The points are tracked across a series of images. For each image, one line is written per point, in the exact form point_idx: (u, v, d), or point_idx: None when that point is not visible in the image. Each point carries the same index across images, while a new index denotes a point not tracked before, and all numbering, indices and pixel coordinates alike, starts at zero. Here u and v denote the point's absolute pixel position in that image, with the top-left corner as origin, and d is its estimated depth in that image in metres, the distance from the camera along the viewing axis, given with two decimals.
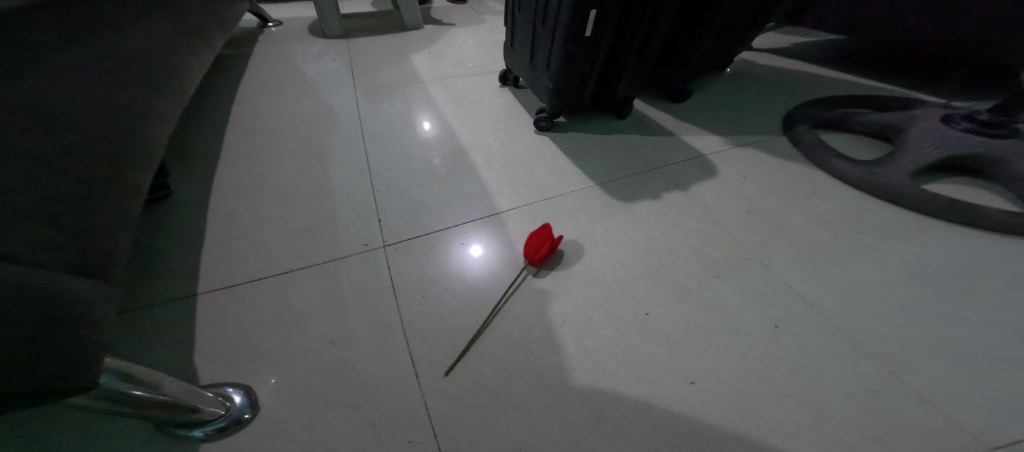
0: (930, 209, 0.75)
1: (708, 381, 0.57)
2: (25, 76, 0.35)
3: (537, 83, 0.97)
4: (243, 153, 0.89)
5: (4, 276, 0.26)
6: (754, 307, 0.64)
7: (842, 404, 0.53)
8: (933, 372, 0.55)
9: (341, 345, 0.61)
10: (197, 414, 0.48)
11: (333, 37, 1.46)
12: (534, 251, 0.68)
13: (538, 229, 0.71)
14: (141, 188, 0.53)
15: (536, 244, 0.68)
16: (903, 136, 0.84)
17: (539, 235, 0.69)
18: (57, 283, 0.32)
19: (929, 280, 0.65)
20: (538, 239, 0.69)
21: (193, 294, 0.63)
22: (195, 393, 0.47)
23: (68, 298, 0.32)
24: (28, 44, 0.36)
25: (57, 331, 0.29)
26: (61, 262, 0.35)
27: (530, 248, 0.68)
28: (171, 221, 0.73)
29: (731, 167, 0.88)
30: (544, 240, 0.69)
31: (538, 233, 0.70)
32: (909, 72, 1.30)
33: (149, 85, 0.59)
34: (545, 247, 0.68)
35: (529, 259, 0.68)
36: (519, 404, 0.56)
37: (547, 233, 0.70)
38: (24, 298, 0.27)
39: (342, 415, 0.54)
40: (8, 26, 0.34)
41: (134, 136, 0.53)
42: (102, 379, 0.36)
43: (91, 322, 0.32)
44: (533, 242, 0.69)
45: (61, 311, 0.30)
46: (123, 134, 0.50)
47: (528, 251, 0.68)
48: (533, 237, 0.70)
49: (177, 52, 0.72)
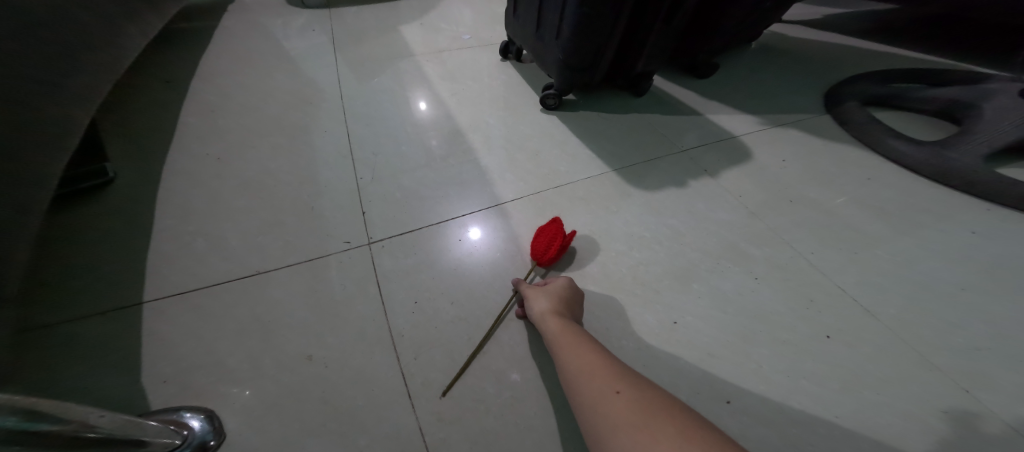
0: (1007, 198, 0.65)
1: (747, 401, 0.47)
2: None
3: (545, 55, 0.85)
4: (203, 135, 0.77)
5: None
6: (800, 312, 0.55)
7: (909, 430, 0.45)
8: (1015, 390, 0.47)
9: (319, 360, 0.52)
10: (144, 449, 0.38)
11: (313, 8, 1.32)
12: (543, 249, 0.59)
13: (547, 225, 0.62)
14: (33, 163, 0.39)
15: (546, 242, 0.59)
16: (974, 114, 0.75)
17: (549, 231, 0.60)
18: None
19: (999, 280, 0.56)
20: (548, 235, 0.59)
21: (137, 303, 0.53)
22: (135, 425, 0.37)
23: None
24: None
25: None
26: None
27: (539, 245, 0.59)
28: (113, 212, 0.62)
29: (764, 151, 0.77)
30: (555, 237, 0.59)
31: (546, 229, 0.61)
32: (953, 45, 1.18)
33: (64, 53, 0.48)
34: (556, 244, 0.58)
35: (538, 259, 0.59)
36: (530, 431, 0.47)
37: (558, 229, 0.59)
38: None
39: (319, 444, 0.45)
40: None
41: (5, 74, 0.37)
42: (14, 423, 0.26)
43: None
44: (541, 239, 0.60)
45: None
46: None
47: (536, 249, 0.59)
48: (541, 234, 0.61)
49: (106, 13, 0.59)
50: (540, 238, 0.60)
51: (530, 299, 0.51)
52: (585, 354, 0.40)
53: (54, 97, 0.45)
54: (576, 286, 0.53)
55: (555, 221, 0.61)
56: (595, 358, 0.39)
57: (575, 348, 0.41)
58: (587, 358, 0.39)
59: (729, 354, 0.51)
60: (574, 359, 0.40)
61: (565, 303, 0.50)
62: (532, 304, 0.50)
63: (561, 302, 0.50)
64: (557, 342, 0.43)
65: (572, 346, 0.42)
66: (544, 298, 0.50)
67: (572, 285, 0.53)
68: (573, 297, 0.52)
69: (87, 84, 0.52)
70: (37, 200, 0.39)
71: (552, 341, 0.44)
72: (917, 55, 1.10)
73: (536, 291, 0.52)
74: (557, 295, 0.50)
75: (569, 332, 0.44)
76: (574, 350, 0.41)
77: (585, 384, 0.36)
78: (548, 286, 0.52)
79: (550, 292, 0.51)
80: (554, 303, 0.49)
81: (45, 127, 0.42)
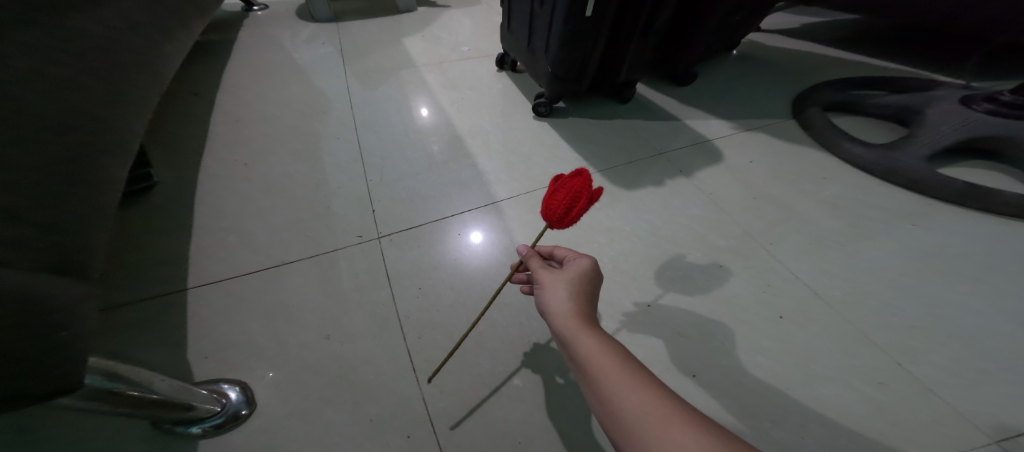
0: (945, 194, 0.72)
1: (709, 375, 0.54)
2: None
3: (536, 67, 0.93)
4: (229, 143, 0.86)
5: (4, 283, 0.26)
6: (760, 297, 0.61)
7: (847, 397, 0.51)
8: (943, 363, 0.53)
9: (337, 339, 0.60)
10: (192, 411, 0.46)
11: (322, 21, 1.40)
12: (560, 211, 0.43)
13: (568, 175, 0.46)
14: (104, 168, 0.47)
15: (566, 199, 0.43)
16: (919, 118, 0.81)
17: (571, 185, 0.44)
18: (35, 283, 0.30)
19: (940, 268, 0.63)
20: (569, 190, 0.43)
21: (181, 289, 0.61)
22: (187, 391, 0.45)
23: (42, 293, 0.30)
24: None
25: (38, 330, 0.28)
26: (33, 260, 0.33)
27: (555, 204, 0.44)
28: (156, 212, 0.70)
29: (735, 153, 0.84)
30: (581, 195, 0.43)
31: (566, 182, 0.45)
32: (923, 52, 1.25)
33: (122, 75, 0.57)
34: (579, 205, 0.43)
35: (550, 222, 0.45)
36: (519, 398, 0.55)
37: (586, 183, 0.44)
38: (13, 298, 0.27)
39: (337, 411, 0.53)
40: None
41: (72, 94, 0.44)
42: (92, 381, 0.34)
43: (72, 324, 0.31)
44: (559, 194, 0.44)
45: (45, 312, 0.29)
46: (38, 83, 0.39)
47: (551, 206, 0.44)
48: (561, 188, 0.45)
49: (149, 36, 0.68)
50: (557, 193, 0.45)
51: (546, 291, 0.41)
52: (634, 384, 0.30)
53: (116, 112, 0.53)
54: (598, 272, 0.43)
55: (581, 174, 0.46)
56: (649, 391, 0.30)
57: (621, 376, 0.31)
58: (644, 394, 0.30)
59: (694, 333, 0.58)
60: (623, 393, 0.30)
61: (589, 299, 0.40)
62: (550, 298, 0.40)
63: (585, 302, 0.39)
64: (592, 364, 0.33)
65: (613, 370, 0.32)
66: (566, 293, 0.40)
67: (596, 270, 0.43)
68: (596, 287, 0.42)
69: (135, 101, 0.59)
70: (98, 201, 0.45)
71: (587, 365, 0.34)
72: (885, 62, 1.18)
73: (554, 279, 0.41)
74: (580, 288, 0.41)
75: (608, 351, 0.34)
76: (618, 378, 0.31)
77: (646, 435, 0.27)
78: (567, 272, 0.42)
79: (571, 281, 0.41)
80: (578, 305, 0.39)
81: (103, 139, 0.49)
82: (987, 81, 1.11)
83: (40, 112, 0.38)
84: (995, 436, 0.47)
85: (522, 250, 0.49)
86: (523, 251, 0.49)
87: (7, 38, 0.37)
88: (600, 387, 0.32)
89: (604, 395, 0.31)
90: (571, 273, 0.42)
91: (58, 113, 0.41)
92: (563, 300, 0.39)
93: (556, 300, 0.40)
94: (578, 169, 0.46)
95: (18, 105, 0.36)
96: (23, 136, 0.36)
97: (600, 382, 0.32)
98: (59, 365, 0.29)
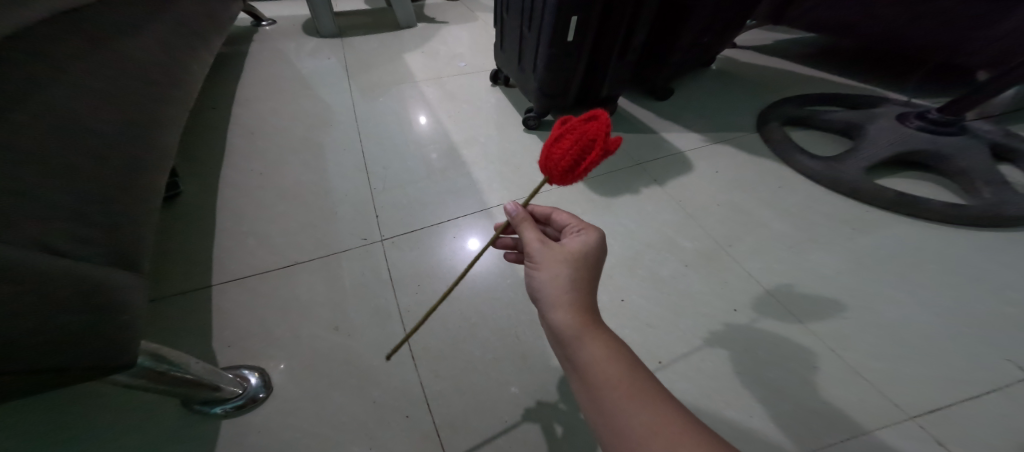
0: (882, 202, 0.81)
1: (673, 361, 0.61)
2: (51, 86, 0.42)
3: (526, 84, 1.02)
4: (245, 154, 0.94)
5: (75, 280, 0.35)
6: (718, 292, 0.70)
7: (789, 380, 0.59)
8: (871, 350, 0.61)
9: (344, 330, 0.67)
10: (219, 392, 0.54)
11: (327, 36, 1.48)
12: (570, 164, 0.41)
13: (584, 122, 0.42)
14: (150, 179, 0.56)
15: (577, 150, 0.40)
16: (862, 133, 0.90)
17: (585, 134, 0.40)
18: (100, 276, 0.39)
19: (875, 268, 0.71)
20: (582, 139, 0.40)
21: (207, 285, 0.69)
22: (215, 373, 0.53)
23: (107, 284, 0.39)
24: (51, 59, 0.43)
25: (102, 315, 0.36)
26: (101, 254, 0.42)
27: (564, 155, 0.41)
28: (181, 218, 0.79)
29: (705, 164, 0.93)
30: (597, 141, 0.40)
31: (581, 130, 0.41)
32: (881, 69, 1.36)
33: (159, 95, 0.65)
34: (589, 158, 0.40)
35: (555, 175, 0.43)
36: (505, 381, 0.63)
37: (604, 126, 0.40)
38: (83, 291, 0.35)
39: (345, 393, 0.60)
40: (30, 49, 0.41)
41: (125, 115, 0.54)
42: (140, 360, 0.42)
43: (128, 309, 0.39)
44: (573, 143, 0.41)
45: (105, 302, 0.37)
46: (102, 110, 0.49)
47: (558, 157, 0.41)
48: (571, 133, 0.42)
49: (178, 57, 0.76)
50: (567, 138, 0.42)
51: (546, 277, 0.39)
52: (640, 397, 0.31)
53: (158, 130, 0.62)
54: (599, 254, 0.42)
55: (598, 117, 0.42)
56: (656, 405, 0.31)
57: (628, 388, 0.32)
58: (651, 409, 0.30)
59: (662, 324, 0.66)
60: (628, 405, 0.31)
61: (590, 286, 0.39)
62: (550, 288, 0.39)
63: (586, 294, 0.38)
64: (598, 372, 0.33)
65: (618, 379, 0.32)
66: (568, 282, 0.39)
67: (599, 246, 0.43)
68: (597, 269, 0.41)
69: (172, 117, 0.68)
70: (146, 206, 0.53)
71: (592, 370, 0.34)
72: (846, 78, 1.28)
73: (556, 266, 0.39)
74: (581, 275, 0.40)
75: (614, 357, 0.34)
76: (623, 389, 0.32)
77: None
78: (570, 255, 0.40)
79: (573, 263, 0.40)
80: (580, 299, 0.38)
81: (148, 152, 0.57)
82: (936, 101, 1.22)
83: (104, 134, 0.48)
84: (912, 412, 0.55)
85: (513, 209, 0.46)
86: (518, 214, 0.45)
87: (77, 70, 0.47)
88: (603, 395, 0.32)
89: (608, 404, 0.32)
90: (574, 259, 0.40)
91: (116, 132, 0.51)
92: (567, 293, 0.38)
93: (560, 293, 0.38)
94: (595, 110, 0.42)
95: (88, 127, 0.46)
96: (92, 154, 0.45)
97: (603, 390, 0.32)
98: (103, 345, 0.36)
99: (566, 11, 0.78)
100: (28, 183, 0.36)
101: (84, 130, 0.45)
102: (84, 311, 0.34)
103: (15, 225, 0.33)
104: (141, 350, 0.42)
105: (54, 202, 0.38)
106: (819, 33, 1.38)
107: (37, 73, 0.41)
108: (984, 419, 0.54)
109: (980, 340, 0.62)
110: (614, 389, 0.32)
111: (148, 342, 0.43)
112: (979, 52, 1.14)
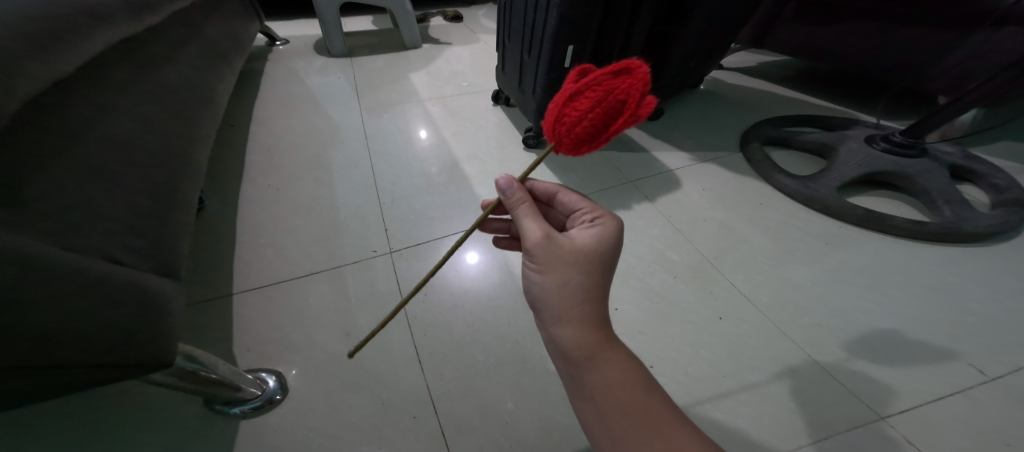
0: (854, 219, 0.87)
1: (663, 366, 0.66)
2: (112, 112, 0.49)
3: (526, 105, 1.09)
4: (262, 170, 1.00)
5: (133, 292, 0.40)
6: (704, 302, 0.75)
7: (768, 383, 0.64)
8: (842, 355, 0.67)
9: (355, 336, 0.72)
10: (240, 392, 0.58)
11: (337, 56, 1.56)
12: (592, 132, 0.40)
13: (616, 78, 0.40)
14: (186, 193, 0.62)
15: (603, 115, 0.39)
16: (834, 155, 0.98)
17: (618, 94, 0.39)
18: (149, 284, 0.44)
19: (847, 281, 0.77)
20: (613, 101, 0.39)
21: (228, 294, 0.74)
22: (239, 375, 0.58)
23: (154, 291, 0.44)
24: (111, 87, 0.50)
25: (149, 319, 0.41)
26: (150, 263, 0.47)
27: (589, 118, 0.40)
28: (203, 230, 0.84)
29: (693, 182, 0.99)
30: (626, 103, 0.39)
31: (614, 89, 0.39)
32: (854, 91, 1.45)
33: (194, 116, 0.71)
34: (615, 125, 0.40)
35: (569, 142, 0.41)
36: (507, 384, 0.68)
37: (640, 84, 0.39)
38: (138, 299, 0.41)
39: (357, 395, 0.65)
40: (99, 80, 0.48)
41: (167, 136, 0.60)
42: (177, 360, 0.47)
43: (168, 314, 0.44)
44: (603, 105, 0.39)
45: (152, 307, 0.42)
46: (150, 132, 0.55)
47: (579, 120, 0.40)
48: (594, 89, 0.40)
49: (208, 79, 0.82)
50: (589, 95, 0.40)
51: (557, 286, 0.42)
52: (652, 423, 0.35)
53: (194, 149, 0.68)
54: (610, 252, 0.44)
55: (631, 70, 0.40)
56: (666, 429, 0.35)
57: (641, 413, 0.36)
58: (663, 434, 0.35)
59: (652, 331, 0.71)
60: (639, 429, 0.35)
61: (601, 293, 0.42)
62: (563, 302, 0.41)
63: (597, 304, 0.41)
64: (614, 396, 0.37)
65: (632, 404, 0.37)
66: (579, 294, 0.41)
67: (609, 238, 0.44)
68: (609, 270, 0.43)
69: (204, 136, 0.74)
70: (183, 218, 0.59)
71: (607, 393, 0.38)
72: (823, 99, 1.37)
73: (568, 275, 0.41)
74: (593, 283, 0.42)
75: (627, 382, 0.38)
76: (636, 415, 0.36)
77: None
78: (582, 259, 0.42)
79: (584, 269, 0.42)
80: (592, 315, 0.41)
81: (185, 168, 0.63)
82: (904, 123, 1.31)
83: (152, 155, 0.54)
84: (881, 413, 0.60)
85: (506, 185, 0.47)
86: (513, 194, 0.46)
87: (130, 96, 0.53)
88: (617, 420, 0.37)
89: (620, 428, 0.36)
90: (587, 266, 0.42)
91: (161, 152, 0.57)
92: (580, 309, 0.41)
93: (574, 310, 0.41)
94: (627, 62, 0.40)
95: (139, 148, 0.52)
96: (141, 172, 0.51)
97: (618, 414, 0.37)
98: (150, 346, 0.40)
99: (563, 40, 0.85)
100: (87, 197, 0.41)
101: (136, 151, 0.51)
102: (135, 315, 0.39)
103: (84, 237, 0.38)
104: (178, 352, 0.47)
105: (107, 213, 0.43)
106: (799, 56, 1.47)
107: (103, 100, 0.48)
108: (948, 420, 0.59)
109: (942, 346, 0.67)
110: (627, 414, 0.36)
111: (186, 345, 0.49)
112: (936, 79, 1.23)
